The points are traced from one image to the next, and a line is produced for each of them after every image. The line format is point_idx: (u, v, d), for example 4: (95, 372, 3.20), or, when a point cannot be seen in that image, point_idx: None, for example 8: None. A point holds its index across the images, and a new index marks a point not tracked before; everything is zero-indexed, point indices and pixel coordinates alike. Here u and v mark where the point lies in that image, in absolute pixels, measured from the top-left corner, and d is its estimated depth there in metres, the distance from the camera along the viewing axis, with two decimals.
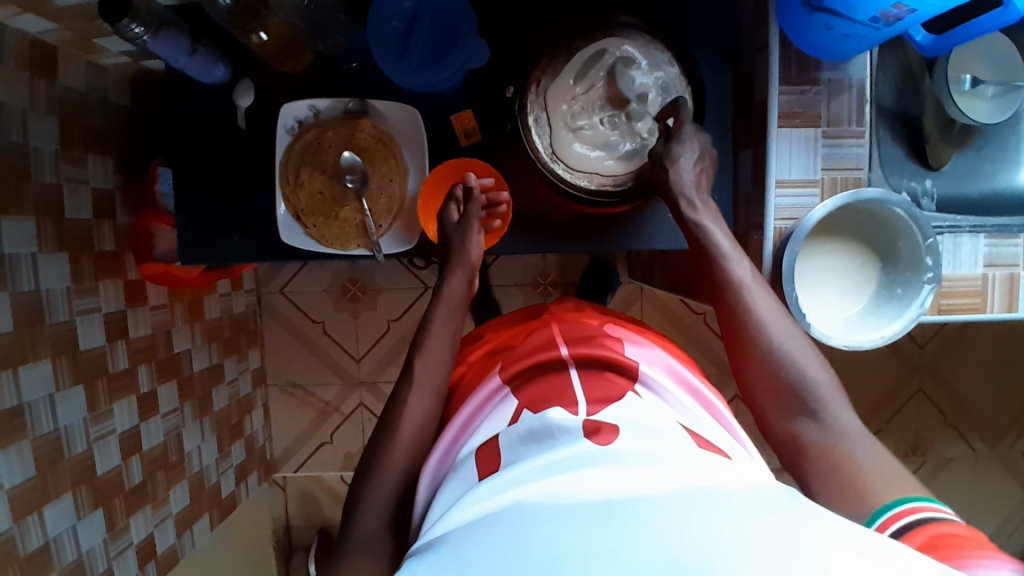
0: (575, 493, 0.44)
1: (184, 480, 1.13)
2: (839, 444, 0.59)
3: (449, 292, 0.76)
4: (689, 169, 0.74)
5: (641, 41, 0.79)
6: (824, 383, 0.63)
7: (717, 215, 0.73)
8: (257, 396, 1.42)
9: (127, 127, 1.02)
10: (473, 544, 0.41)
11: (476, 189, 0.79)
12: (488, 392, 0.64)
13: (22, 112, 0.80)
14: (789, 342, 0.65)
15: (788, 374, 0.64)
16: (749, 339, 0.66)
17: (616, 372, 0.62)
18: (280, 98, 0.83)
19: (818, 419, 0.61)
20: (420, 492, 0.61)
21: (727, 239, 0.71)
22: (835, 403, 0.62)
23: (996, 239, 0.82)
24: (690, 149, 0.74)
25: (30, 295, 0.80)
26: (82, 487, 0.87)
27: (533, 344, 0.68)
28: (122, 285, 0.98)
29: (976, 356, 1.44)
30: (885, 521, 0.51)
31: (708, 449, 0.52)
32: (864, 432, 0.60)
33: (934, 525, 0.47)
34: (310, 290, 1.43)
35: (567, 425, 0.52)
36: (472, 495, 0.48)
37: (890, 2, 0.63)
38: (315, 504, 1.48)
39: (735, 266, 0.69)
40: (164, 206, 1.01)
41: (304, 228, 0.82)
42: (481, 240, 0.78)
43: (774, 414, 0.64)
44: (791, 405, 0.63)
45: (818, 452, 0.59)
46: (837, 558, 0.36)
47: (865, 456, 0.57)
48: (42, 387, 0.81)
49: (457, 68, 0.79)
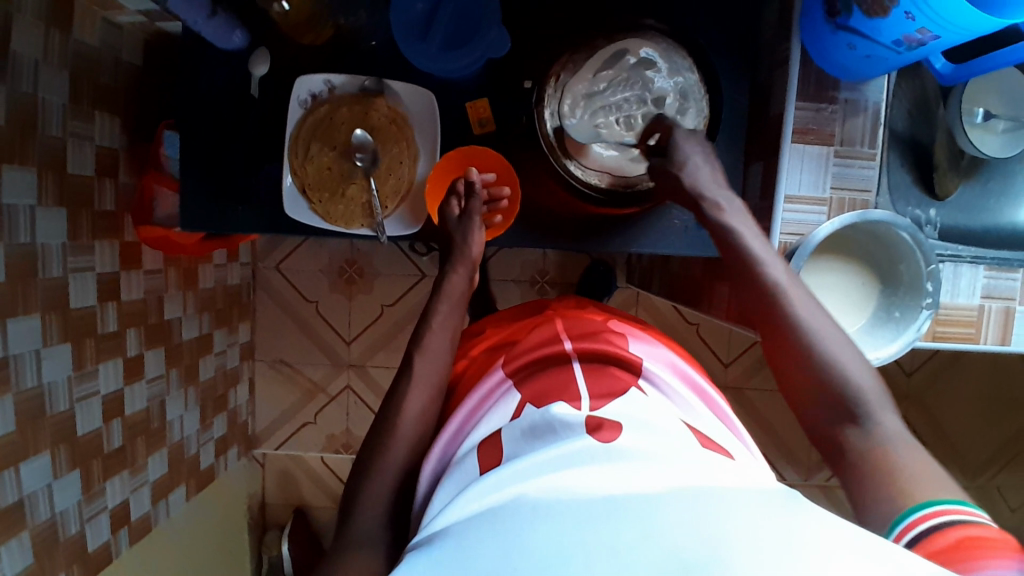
0: (576, 489, 0.44)
1: (163, 448, 1.12)
2: (887, 451, 0.54)
3: (450, 288, 0.76)
4: (703, 168, 0.73)
5: (664, 45, 0.78)
6: (868, 384, 0.58)
7: (745, 217, 0.70)
8: (244, 370, 1.41)
9: (137, 87, 1.00)
10: (474, 540, 0.42)
11: (478, 185, 0.79)
12: (492, 385, 0.64)
13: (33, 62, 0.79)
14: (827, 341, 0.61)
15: (827, 376, 0.59)
16: (784, 340, 0.62)
17: (618, 366, 0.63)
18: (297, 70, 0.82)
19: (863, 424, 0.56)
20: (421, 478, 0.61)
21: (757, 234, 0.69)
22: (881, 406, 0.57)
23: (996, 271, 0.83)
24: (694, 154, 0.74)
25: (25, 247, 0.79)
26: (61, 446, 0.86)
27: (536, 339, 0.68)
28: (118, 246, 0.97)
29: (962, 388, 1.46)
30: (907, 524, 0.47)
31: (710, 448, 0.52)
32: (915, 439, 0.55)
33: (959, 528, 0.44)
34: (306, 268, 1.42)
35: (569, 420, 0.53)
36: (473, 491, 0.48)
37: (914, 26, 0.64)
38: (294, 483, 1.47)
39: (767, 261, 0.66)
40: (170, 172, 0.99)
41: (309, 203, 0.81)
42: (482, 236, 0.79)
43: (818, 421, 0.59)
44: (833, 408, 0.58)
45: (863, 459, 0.55)
46: (839, 559, 0.37)
47: (913, 461, 0.52)
48: (30, 342, 0.80)
49: (478, 56, 0.79)
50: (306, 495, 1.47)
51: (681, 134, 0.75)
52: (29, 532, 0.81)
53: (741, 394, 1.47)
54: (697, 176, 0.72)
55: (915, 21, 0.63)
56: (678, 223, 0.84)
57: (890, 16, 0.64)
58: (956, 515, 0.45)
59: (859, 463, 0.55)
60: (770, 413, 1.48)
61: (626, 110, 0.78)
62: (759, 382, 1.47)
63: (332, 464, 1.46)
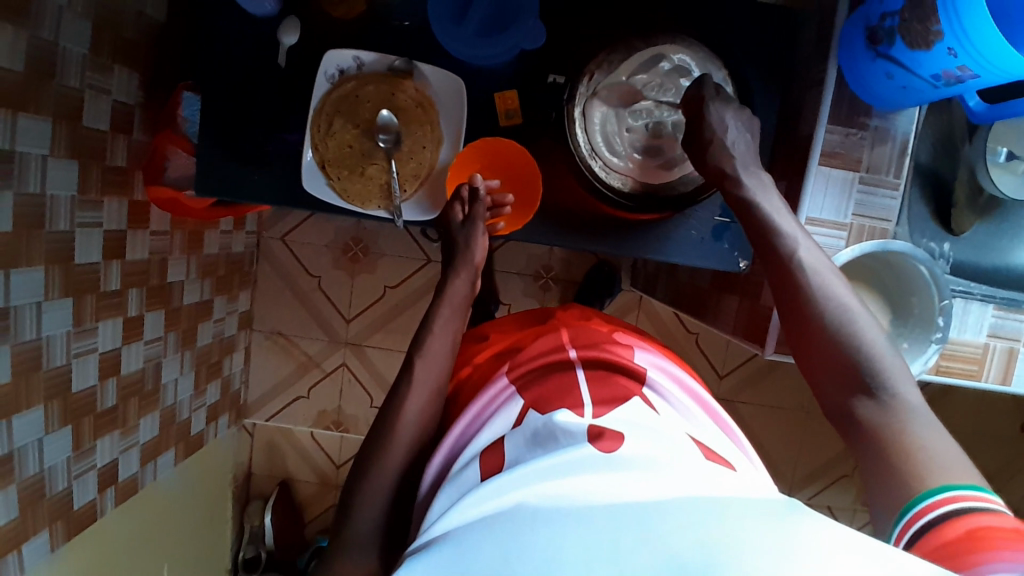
0: (575, 496, 0.44)
1: (156, 411, 1.11)
2: (901, 425, 0.55)
3: (450, 293, 0.75)
4: (735, 141, 0.71)
5: (700, 53, 0.78)
6: (888, 359, 0.58)
7: (773, 193, 0.69)
8: (241, 338, 1.40)
9: (159, 43, 0.98)
10: (475, 546, 0.42)
11: (483, 190, 0.78)
12: (495, 391, 0.64)
13: (58, 8, 0.77)
14: (846, 314, 0.61)
15: (845, 349, 0.59)
16: (802, 314, 0.62)
17: (624, 375, 0.62)
18: (328, 45, 0.81)
19: (878, 397, 0.57)
20: (431, 465, 0.62)
21: (782, 212, 0.68)
22: (898, 379, 0.57)
23: (1004, 311, 0.84)
24: (735, 124, 0.72)
25: (33, 197, 0.77)
26: (54, 401, 0.85)
27: (542, 346, 0.69)
28: (127, 203, 0.96)
29: (951, 420, 1.47)
30: (918, 511, 0.49)
31: (714, 461, 0.52)
32: (930, 413, 0.56)
33: (970, 518, 0.45)
34: (312, 242, 1.41)
35: (571, 429, 0.52)
36: (473, 496, 0.48)
37: (955, 62, 0.63)
38: (280, 454, 1.47)
39: (793, 240, 0.65)
40: (183, 132, 0.97)
41: (327, 178, 0.80)
42: (486, 241, 0.78)
43: (831, 392, 0.60)
44: (850, 379, 0.58)
45: (878, 436, 0.55)
46: (839, 559, 0.37)
47: (927, 440, 0.53)
48: (31, 294, 0.79)
49: (510, 45, 0.78)
50: (292, 469, 1.47)
51: (716, 100, 0.72)
52: (16, 486, 0.81)
53: (733, 406, 1.48)
54: (738, 155, 0.71)
55: (957, 57, 0.63)
56: (695, 234, 0.83)
57: (932, 50, 0.64)
58: (970, 502, 0.46)
59: (866, 440, 0.56)
60: (759, 427, 1.49)
61: (657, 115, 0.78)
62: (752, 397, 1.48)
63: (321, 440, 1.45)
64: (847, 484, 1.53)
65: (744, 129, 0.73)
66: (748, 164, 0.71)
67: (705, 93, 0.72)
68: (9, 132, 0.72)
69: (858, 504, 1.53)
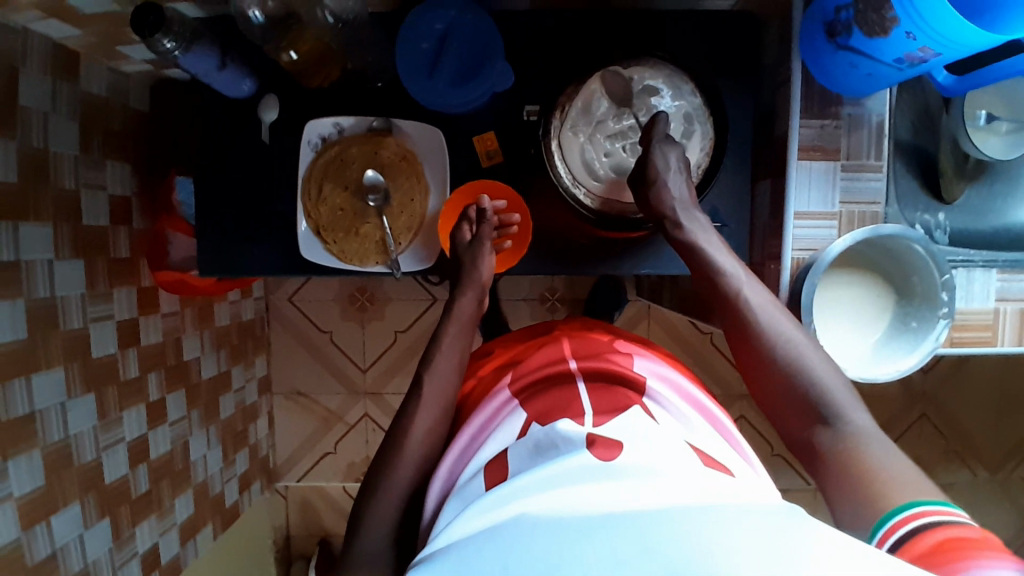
0: (574, 505, 0.45)
1: (189, 488, 1.12)
2: (854, 447, 0.58)
3: (460, 310, 0.77)
4: (679, 186, 0.74)
5: (667, 71, 0.79)
6: (835, 388, 0.62)
7: (710, 232, 0.74)
8: (262, 404, 1.42)
9: (147, 133, 1.02)
10: (477, 553, 0.42)
11: (489, 211, 0.80)
12: (497, 404, 0.65)
13: (43, 117, 0.80)
14: (794, 347, 0.65)
15: (796, 382, 0.64)
16: (752, 349, 0.67)
17: (624, 386, 0.63)
18: (306, 115, 0.83)
19: (832, 424, 0.61)
20: (433, 488, 0.62)
21: (726, 254, 0.72)
22: (848, 406, 0.61)
23: (1008, 273, 0.83)
24: (674, 162, 0.74)
25: (45, 302, 0.80)
26: (90, 494, 0.87)
27: (543, 357, 0.69)
28: (135, 290, 0.98)
29: (977, 385, 1.46)
30: (889, 528, 0.49)
31: (713, 467, 0.53)
32: (883, 434, 0.59)
33: (939, 530, 0.46)
34: (318, 298, 1.43)
35: (571, 436, 0.53)
36: (477, 506, 0.49)
37: (916, 44, 0.64)
38: (314, 512, 1.47)
39: (735, 278, 0.70)
40: (182, 215, 1.00)
41: (324, 243, 0.82)
42: (493, 260, 0.80)
43: (790, 425, 0.64)
44: (807, 411, 0.62)
45: (835, 458, 0.58)
46: (836, 560, 0.38)
47: (882, 457, 0.56)
48: (54, 394, 0.81)
49: (483, 92, 0.80)
50: (329, 524, 1.48)
51: (662, 139, 0.75)
52: None
53: None
54: (678, 195, 0.74)
55: (916, 40, 0.64)
56: None
57: (890, 37, 0.65)
58: (935, 516, 0.47)
59: (826, 463, 0.59)
60: None
61: (632, 136, 0.80)
62: None
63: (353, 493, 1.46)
64: None
65: (685, 167, 0.75)
66: (687, 207, 0.75)
67: (654, 126, 0.76)
68: (12, 244, 0.75)
69: None
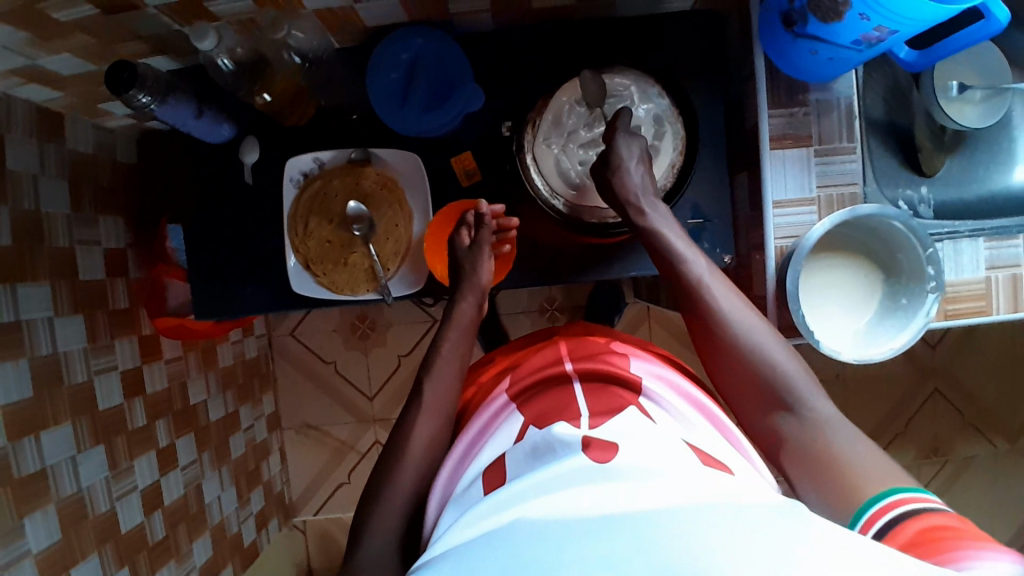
0: (571, 509, 0.45)
1: (206, 531, 1.13)
2: (816, 435, 0.60)
3: (459, 316, 0.78)
4: (634, 171, 0.75)
5: (634, 76, 0.81)
6: (795, 374, 0.64)
7: (670, 220, 0.75)
8: (273, 440, 1.43)
9: (137, 185, 1.05)
10: (473, 557, 0.43)
11: (488, 215, 0.80)
12: (495, 409, 0.66)
13: (33, 180, 0.83)
14: (751, 332, 0.67)
15: (756, 369, 0.65)
16: (713, 336, 0.68)
17: (620, 386, 0.63)
18: (286, 153, 0.85)
19: (794, 412, 0.62)
20: (432, 503, 0.62)
21: (683, 241, 0.74)
22: (809, 393, 0.63)
23: (996, 241, 0.82)
24: (630, 153, 0.76)
25: (48, 358, 0.82)
26: (107, 545, 0.88)
27: (539, 361, 0.70)
28: (137, 340, 1.00)
29: (987, 354, 1.44)
30: (868, 520, 0.51)
31: (713, 466, 0.53)
32: (844, 420, 0.61)
33: (920, 518, 0.47)
34: (320, 331, 1.45)
35: (567, 439, 0.54)
36: (475, 513, 0.49)
37: (871, 25, 0.65)
38: (334, 544, 1.47)
39: (692, 266, 0.72)
40: (176, 262, 1.03)
41: (314, 275, 0.84)
42: (492, 264, 0.81)
43: (753, 413, 0.65)
44: (768, 398, 0.64)
45: (802, 445, 0.60)
46: (835, 558, 0.38)
47: (848, 448, 0.57)
48: (64, 449, 0.83)
49: (456, 113, 0.82)
50: None
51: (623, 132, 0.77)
52: None
53: None
54: (636, 183, 0.75)
55: (870, 20, 0.65)
56: None
57: (844, 20, 0.66)
58: (914, 505, 0.49)
59: (796, 450, 0.60)
60: None
61: None
62: None
63: None
64: (904, 440, 1.45)
65: (642, 159, 0.77)
66: (647, 193, 0.76)
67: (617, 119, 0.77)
68: (11, 304, 0.77)
69: (921, 458, 1.45)
